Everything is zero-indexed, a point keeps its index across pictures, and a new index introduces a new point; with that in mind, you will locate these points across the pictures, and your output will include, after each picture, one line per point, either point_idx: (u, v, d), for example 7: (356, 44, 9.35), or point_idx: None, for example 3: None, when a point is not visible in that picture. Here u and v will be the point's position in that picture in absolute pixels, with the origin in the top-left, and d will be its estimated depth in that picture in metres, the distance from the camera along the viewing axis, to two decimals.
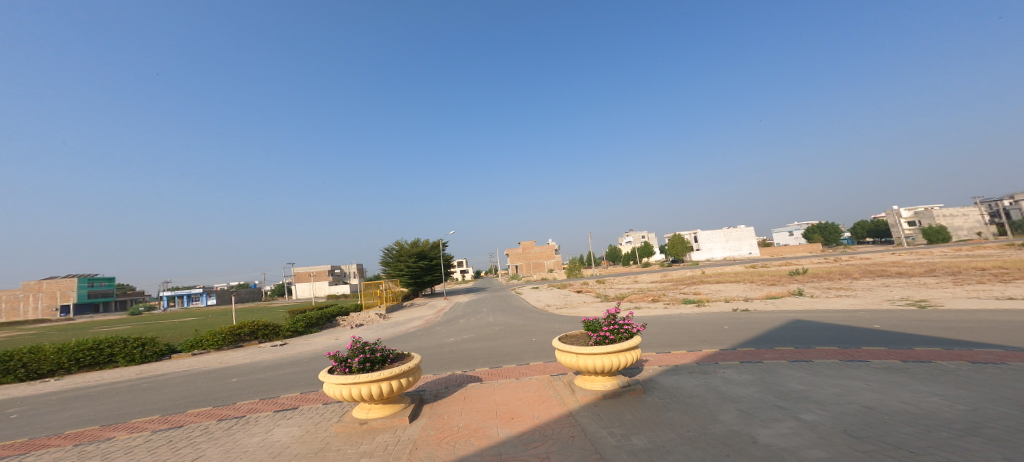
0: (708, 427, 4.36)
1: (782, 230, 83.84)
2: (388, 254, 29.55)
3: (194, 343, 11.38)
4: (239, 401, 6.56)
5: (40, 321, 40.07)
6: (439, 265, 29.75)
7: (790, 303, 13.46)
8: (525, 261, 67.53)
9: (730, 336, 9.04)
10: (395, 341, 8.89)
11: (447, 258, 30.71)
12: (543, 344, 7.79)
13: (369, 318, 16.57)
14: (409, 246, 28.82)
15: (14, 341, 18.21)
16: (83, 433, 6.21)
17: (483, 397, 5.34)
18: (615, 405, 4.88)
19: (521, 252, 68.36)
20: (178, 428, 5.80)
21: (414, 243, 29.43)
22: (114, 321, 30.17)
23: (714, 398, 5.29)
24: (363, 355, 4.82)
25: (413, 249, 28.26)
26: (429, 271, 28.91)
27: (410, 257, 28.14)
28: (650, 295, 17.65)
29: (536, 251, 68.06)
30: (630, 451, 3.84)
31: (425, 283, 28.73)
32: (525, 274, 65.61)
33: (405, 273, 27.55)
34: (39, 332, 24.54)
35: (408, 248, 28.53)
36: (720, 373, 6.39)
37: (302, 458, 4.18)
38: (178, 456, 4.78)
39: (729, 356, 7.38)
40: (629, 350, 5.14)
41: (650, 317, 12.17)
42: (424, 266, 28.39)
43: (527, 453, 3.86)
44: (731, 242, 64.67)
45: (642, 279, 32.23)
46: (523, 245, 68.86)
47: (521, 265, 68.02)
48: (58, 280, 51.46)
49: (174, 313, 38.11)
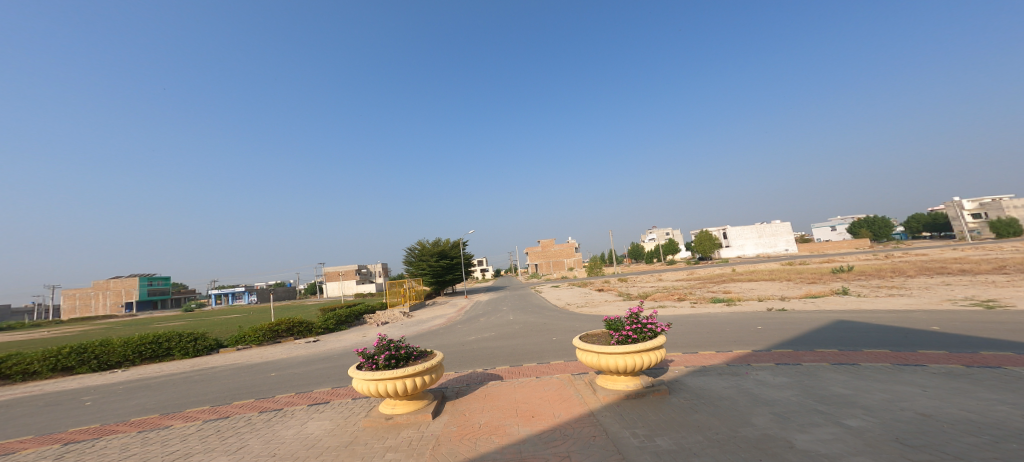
0: (739, 430, 4.19)
1: (825, 225, 78.67)
2: (410, 254, 30.20)
3: (239, 338, 12.14)
4: (277, 394, 6.96)
5: (107, 316, 44.25)
6: (460, 264, 30.08)
7: (832, 303, 12.67)
8: (547, 259, 67.30)
9: (765, 336, 8.62)
10: (419, 339, 9.10)
11: (468, 257, 30.99)
12: (565, 342, 7.76)
13: (395, 316, 17.07)
14: (430, 246, 29.31)
15: (86, 335, 20.11)
16: (145, 421, 6.79)
17: (504, 395, 5.38)
18: (638, 405, 4.78)
19: (541, 250, 68.07)
20: (225, 418, 6.23)
21: (436, 242, 29.93)
22: (167, 317, 32.70)
23: (747, 400, 5.06)
24: (389, 352, 4.97)
25: (435, 249, 28.76)
26: (451, 270, 29.32)
27: (432, 257, 28.60)
28: (675, 294, 17.15)
29: (557, 250, 67.61)
30: (654, 452, 3.76)
31: (447, 282, 29.20)
32: (547, 273, 65.39)
33: (427, 272, 28.10)
34: (108, 326, 27.08)
35: (430, 248, 29.05)
36: (753, 374, 6.11)
37: (333, 451, 4.37)
38: (225, 445, 5.13)
39: (764, 358, 7.04)
40: (653, 350, 5.01)
41: (676, 316, 11.81)
42: (445, 265, 28.79)
43: (547, 452, 3.86)
44: (765, 239, 61.62)
45: (668, 277, 31.35)
46: (542, 243, 68.34)
47: (541, 263, 67.75)
48: (123, 279, 56.32)
49: (219, 310, 40.91)
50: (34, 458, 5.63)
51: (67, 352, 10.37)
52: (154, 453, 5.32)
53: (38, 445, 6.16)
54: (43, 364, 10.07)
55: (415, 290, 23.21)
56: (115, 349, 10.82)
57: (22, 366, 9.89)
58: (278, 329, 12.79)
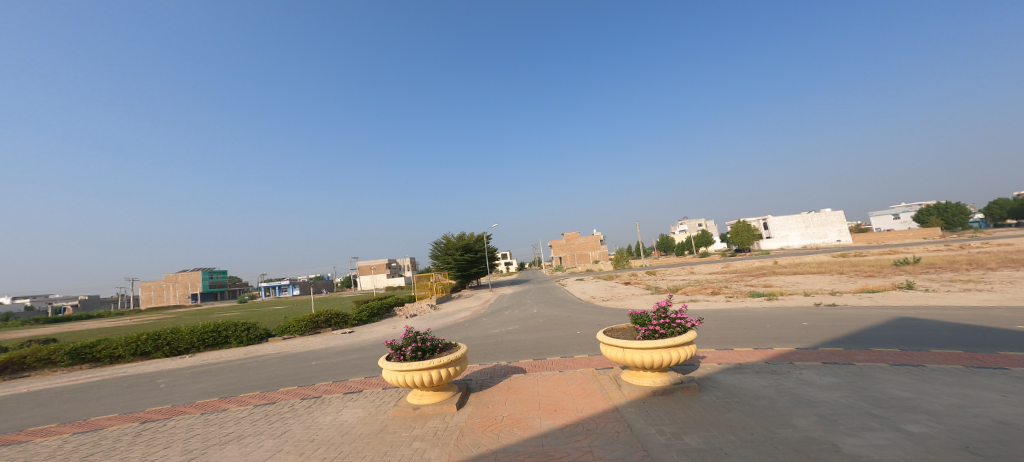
0: (776, 431, 3.96)
1: (886, 213, 72.02)
2: (436, 247, 30.78)
3: (284, 328, 13.00)
4: (317, 383, 7.39)
5: (171, 307, 48.78)
6: (484, 257, 30.38)
7: (892, 298, 11.58)
8: (570, 252, 66.44)
9: (811, 334, 8.04)
10: (444, 332, 9.31)
11: (493, 250, 31.20)
12: (589, 336, 7.66)
13: (423, 309, 17.58)
14: (455, 240, 29.73)
15: (157, 324, 22.30)
16: (206, 403, 7.45)
17: (527, 388, 5.40)
18: (666, 402, 4.63)
19: (566, 243, 67.10)
20: (272, 404, 6.71)
21: (460, 236, 30.29)
22: (222, 309, 35.73)
23: (787, 401, 4.75)
24: (415, 343, 5.14)
25: (459, 243, 29.14)
26: (475, 264, 29.68)
27: (457, 251, 29.00)
28: (708, 287, 16.39)
29: (581, 242, 66.56)
30: (681, 450, 3.64)
31: (471, 275, 29.61)
32: (571, 265, 64.73)
33: (452, 266, 28.59)
34: (173, 316, 29.85)
35: (454, 242, 29.44)
36: (796, 374, 5.72)
37: (364, 438, 4.59)
38: (270, 429, 5.53)
39: (809, 356, 6.58)
40: (682, 345, 4.84)
41: (709, 311, 11.30)
42: (471, 259, 29.16)
43: (570, 446, 3.83)
44: (813, 229, 57.41)
45: (701, 270, 30.05)
46: (568, 236, 67.59)
47: (566, 256, 66.81)
48: (188, 272, 61.81)
49: (266, 302, 44.03)
50: (116, 434, 6.35)
51: (144, 339, 11.57)
52: (212, 434, 5.83)
53: (120, 423, 6.94)
54: (124, 349, 11.30)
55: (441, 283, 23.76)
56: (182, 337, 11.95)
57: (109, 350, 11.18)
58: (319, 320, 13.57)
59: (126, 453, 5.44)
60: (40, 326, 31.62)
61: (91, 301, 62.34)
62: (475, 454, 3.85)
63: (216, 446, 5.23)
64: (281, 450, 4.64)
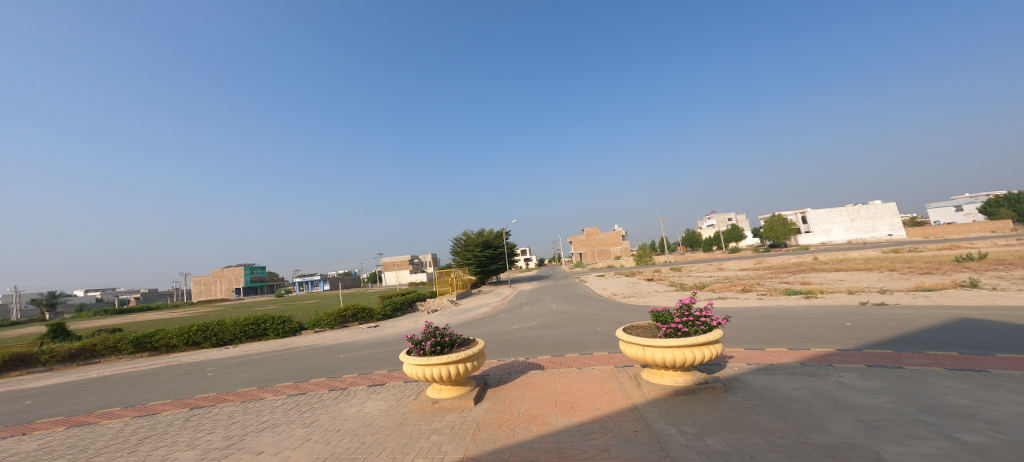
0: (809, 436, 3.71)
1: (945, 205, 66.04)
2: (457, 244, 31.10)
3: (316, 322, 13.62)
4: (344, 375, 7.68)
5: (216, 300, 52.32)
6: (504, 253, 30.42)
7: (951, 297, 10.57)
8: (592, 248, 65.48)
9: (855, 335, 7.49)
10: (465, 327, 9.42)
11: (513, 246, 31.17)
12: (609, 334, 7.51)
13: (445, 305, 17.90)
14: (475, 237, 29.87)
15: (205, 316, 23.95)
16: (246, 392, 7.93)
17: (544, 385, 5.37)
18: (688, 402, 4.47)
19: (587, 239, 66.12)
20: (303, 394, 7.04)
21: (480, 232, 30.43)
22: (262, 302, 37.92)
23: (824, 405, 4.44)
24: (434, 338, 5.22)
25: (479, 239, 29.29)
26: (495, 260, 29.81)
27: (477, 247, 29.17)
28: (739, 284, 15.63)
29: (603, 238, 65.36)
30: (702, 452, 3.49)
31: (491, 271, 29.79)
32: (593, 261, 63.90)
33: (473, 262, 28.85)
34: (219, 309, 31.98)
35: (474, 238, 29.62)
36: (834, 377, 5.35)
37: (386, 430, 4.71)
38: (300, 418, 5.79)
39: (851, 359, 6.13)
40: (706, 344, 4.65)
41: (740, 309, 10.78)
42: (491, 255, 29.28)
43: (585, 444, 3.77)
44: (860, 222, 53.52)
45: (732, 266, 28.76)
46: (588, 232, 66.30)
47: (587, 252, 65.93)
48: (232, 268, 65.94)
49: (299, 296, 46.24)
50: (168, 418, 6.88)
51: (194, 330, 12.46)
52: (250, 421, 6.19)
53: (172, 408, 7.51)
54: (178, 339, 12.23)
55: (462, 279, 24.06)
56: (226, 328, 12.75)
57: (165, 340, 12.12)
58: (347, 315, 14.11)
59: (175, 437, 5.88)
60: (108, 316, 34.92)
61: (151, 294, 68.06)
62: (490, 449, 3.86)
63: (252, 433, 5.54)
64: (309, 439, 4.84)
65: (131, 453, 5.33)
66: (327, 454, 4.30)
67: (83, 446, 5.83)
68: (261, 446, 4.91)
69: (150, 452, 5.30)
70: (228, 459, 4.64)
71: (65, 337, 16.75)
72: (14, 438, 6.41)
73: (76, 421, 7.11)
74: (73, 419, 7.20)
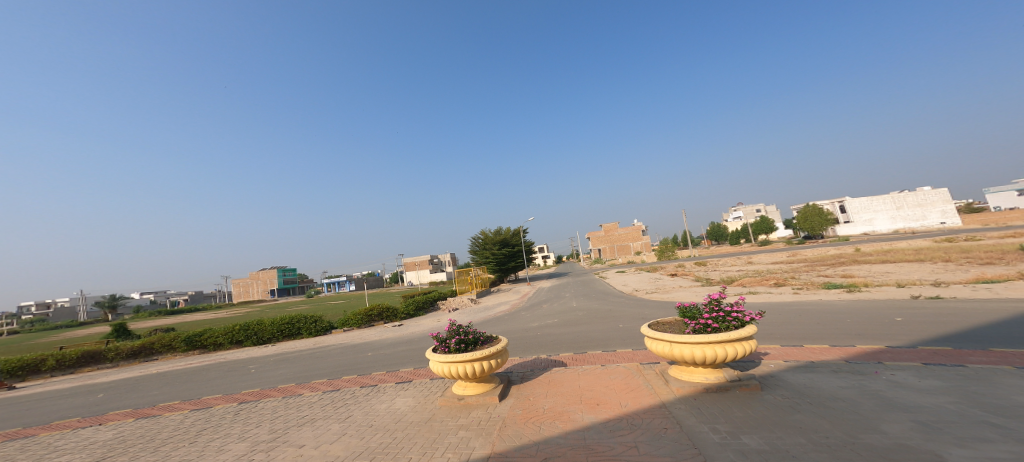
0: (858, 436, 3.46)
1: (1006, 189, 60.58)
2: (474, 242, 31.26)
3: (345, 321, 14.09)
4: (373, 372, 7.90)
5: (253, 301, 55.26)
6: (522, 251, 30.38)
7: (1015, 289, 9.67)
8: (610, 244, 64.29)
9: (907, 331, 6.95)
10: (486, 325, 9.47)
11: (531, 244, 31.09)
12: (633, 330, 7.34)
13: (465, 303, 18.10)
14: (492, 235, 29.90)
15: (245, 316, 25.32)
16: (285, 388, 8.29)
17: (567, 382, 5.30)
18: (721, 400, 4.28)
19: (605, 235, 64.97)
20: (337, 391, 7.28)
21: (497, 230, 30.43)
22: (294, 303, 39.70)
23: (874, 404, 4.14)
24: (458, 336, 5.27)
25: (496, 237, 29.30)
26: (513, 258, 29.81)
27: (495, 245, 29.20)
28: (772, 278, 14.92)
29: (621, 233, 63.97)
30: (738, 451, 3.33)
31: (509, 269, 29.81)
32: (611, 257, 62.81)
33: (491, 261, 28.95)
34: (256, 309, 33.74)
35: (492, 237, 29.66)
36: (885, 375, 4.98)
37: (415, 426, 4.79)
38: (335, 414, 5.99)
39: (903, 356, 5.69)
40: (739, 340, 4.45)
41: (774, 304, 10.29)
42: (508, 253, 29.29)
43: (613, 441, 3.68)
44: (907, 211, 49.95)
45: (763, 260, 27.53)
46: (607, 227, 65.27)
47: (606, 248, 64.71)
48: (267, 271, 69.33)
49: (329, 297, 48.12)
50: (219, 412, 7.30)
51: (237, 329, 13.18)
52: (290, 416, 6.47)
53: (221, 402, 7.96)
54: (224, 337, 12.99)
55: (480, 278, 24.21)
56: (265, 328, 13.40)
57: (212, 338, 12.89)
58: (373, 314, 14.53)
59: (223, 430, 6.21)
60: (160, 317, 37.49)
61: (196, 295, 72.45)
62: (517, 445, 3.85)
63: (294, 427, 5.78)
64: (345, 433, 5.00)
65: (187, 444, 5.68)
66: (362, 449, 4.41)
67: (143, 437, 6.26)
68: (302, 439, 5.11)
69: (204, 443, 5.64)
70: (271, 451, 4.86)
71: (125, 336, 18.12)
72: (91, 427, 7.00)
73: (141, 413, 7.67)
74: (139, 411, 7.78)
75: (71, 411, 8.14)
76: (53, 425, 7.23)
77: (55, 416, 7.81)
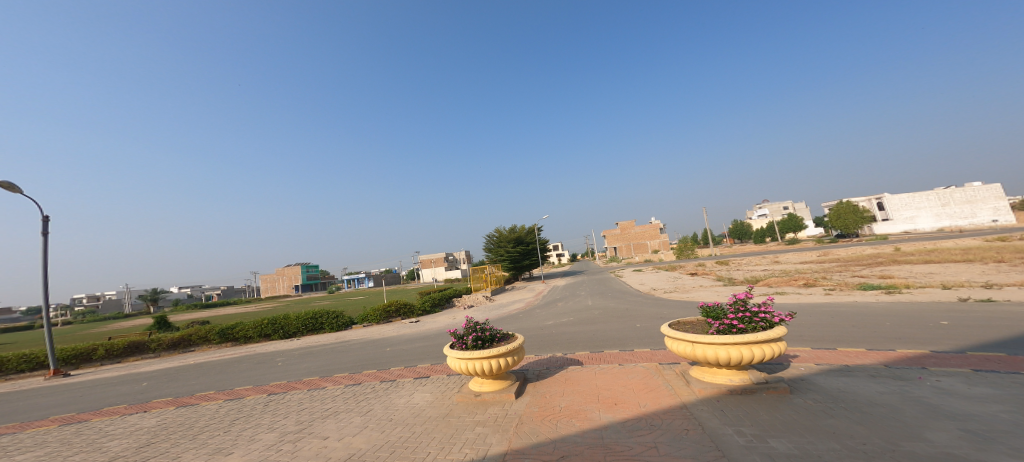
0: (899, 444, 3.22)
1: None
2: (488, 241, 31.26)
3: (365, 317, 14.40)
4: (392, 367, 8.01)
5: (280, 296, 57.31)
6: (535, 249, 30.21)
7: None
8: (625, 242, 62.99)
9: (954, 336, 6.46)
10: (501, 323, 9.45)
11: (544, 242, 30.89)
12: (651, 330, 7.15)
13: (479, 301, 18.18)
14: (506, 233, 29.83)
15: (271, 311, 26.28)
16: (310, 381, 8.53)
17: (584, 380, 5.20)
18: (746, 402, 4.09)
19: (620, 233, 63.65)
20: (358, 385, 7.42)
21: (511, 229, 30.34)
22: (316, 298, 40.88)
23: (918, 411, 3.84)
24: (475, 333, 5.25)
25: (510, 235, 29.21)
26: (527, 256, 29.70)
27: (509, 243, 29.15)
28: (801, 278, 14.27)
29: (638, 231, 62.60)
30: (765, 454, 3.17)
31: (523, 267, 29.71)
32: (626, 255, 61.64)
33: (504, 259, 28.93)
34: (282, 304, 34.97)
35: (506, 235, 29.60)
36: (930, 381, 4.63)
37: (433, 421, 4.80)
38: (356, 407, 6.10)
39: (951, 362, 5.28)
40: (767, 342, 4.23)
41: (804, 305, 9.81)
42: (523, 251, 29.18)
43: (632, 440, 3.57)
44: (954, 208, 46.78)
45: (792, 259, 26.39)
46: (621, 226, 64.08)
47: (621, 246, 63.35)
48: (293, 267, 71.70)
49: (351, 293, 49.40)
50: (249, 403, 7.59)
51: (266, 323, 13.69)
52: (315, 408, 6.63)
53: (251, 393, 8.27)
54: (253, 331, 13.52)
55: (494, 276, 24.24)
56: (291, 322, 13.87)
57: (242, 332, 13.42)
58: (391, 311, 14.80)
59: (252, 420, 6.43)
60: (195, 310, 39.43)
61: (228, 290, 75.78)
62: (534, 442, 3.80)
63: (318, 419, 5.92)
64: (366, 427, 5.07)
65: (220, 433, 5.92)
66: (382, 442, 4.46)
67: (179, 425, 6.56)
68: (326, 432, 5.22)
69: (234, 432, 5.85)
70: (297, 442, 4.98)
71: (165, 328, 19.13)
72: (136, 414, 7.40)
73: (180, 401, 8.06)
74: (179, 400, 8.18)
75: (118, 398, 8.63)
76: (102, 411, 7.69)
77: (104, 403, 8.31)
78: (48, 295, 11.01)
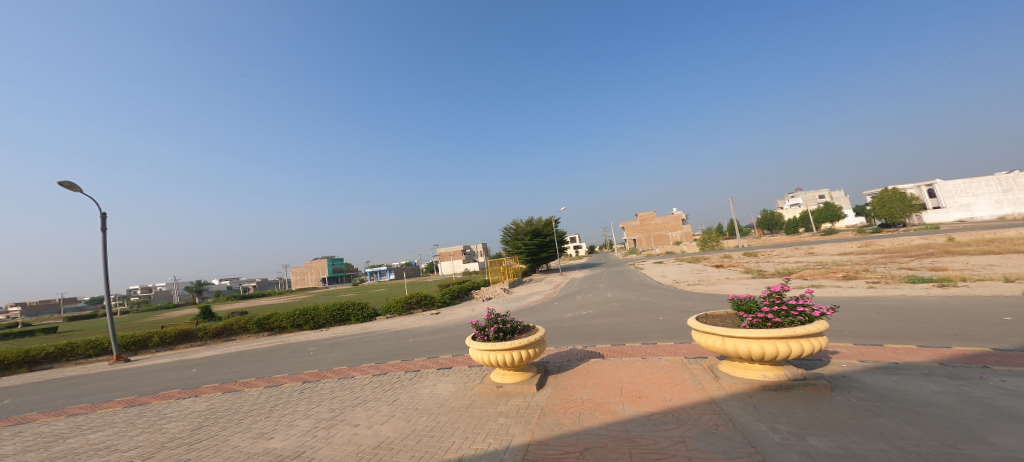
0: (956, 446, 2.94)
1: None
2: (506, 233, 31.19)
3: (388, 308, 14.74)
4: (415, 358, 8.14)
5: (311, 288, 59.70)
6: (553, 241, 29.97)
7: None
8: (645, 234, 61.57)
9: (1019, 333, 5.89)
10: (521, 315, 9.42)
11: (563, 234, 30.61)
12: (675, 323, 6.92)
13: (497, 292, 18.25)
14: (524, 225, 29.72)
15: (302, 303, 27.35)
16: (340, 370, 8.80)
17: (607, 373, 5.08)
18: (781, 399, 3.87)
19: (642, 224, 62.23)
20: (384, 375, 7.58)
21: (528, 221, 30.21)
22: (343, 290, 42.23)
23: (978, 413, 3.51)
24: (497, 325, 5.21)
25: (528, 228, 29.09)
26: (545, 248, 29.54)
27: (527, 236, 29.04)
28: (839, 270, 13.44)
29: (660, 222, 61.01)
30: (803, 452, 2.97)
31: (541, 259, 29.60)
32: (648, 247, 60.28)
33: (522, 250, 28.91)
34: (310, 296, 36.33)
35: (523, 227, 29.49)
36: (993, 381, 4.22)
37: (456, 411, 4.82)
38: (382, 397, 6.23)
39: (1016, 361, 4.80)
40: (806, 337, 3.97)
41: (844, 298, 9.23)
42: (540, 243, 29.04)
43: (658, 434, 3.45)
44: (1016, 195, 42.98)
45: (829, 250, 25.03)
46: (643, 216, 62.78)
47: (642, 238, 61.92)
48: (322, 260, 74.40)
49: (376, 285, 50.83)
50: (286, 390, 7.93)
51: (298, 314, 14.25)
52: (345, 397, 6.84)
53: (287, 381, 8.63)
54: (287, 321, 14.11)
55: (513, 268, 24.28)
56: (320, 313, 14.38)
57: (277, 322, 14.03)
58: (413, 302, 15.07)
59: (287, 407, 6.68)
60: (232, 301, 41.59)
61: (263, 282, 79.41)
62: (557, 434, 3.73)
63: (349, 407, 6.10)
64: (394, 415, 5.16)
65: (258, 418, 6.19)
66: (408, 431, 4.52)
67: (222, 410, 6.91)
68: (356, 419, 5.36)
69: (271, 418, 6.10)
70: (329, 429, 5.14)
71: (208, 318, 20.29)
72: (187, 398, 7.89)
73: (226, 387, 8.52)
74: (222, 386, 8.63)
75: (171, 383, 9.24)
76: (157, 395, 8.24)
77: (158, 387, 8.90)
78: (108, 286, 11.86)
